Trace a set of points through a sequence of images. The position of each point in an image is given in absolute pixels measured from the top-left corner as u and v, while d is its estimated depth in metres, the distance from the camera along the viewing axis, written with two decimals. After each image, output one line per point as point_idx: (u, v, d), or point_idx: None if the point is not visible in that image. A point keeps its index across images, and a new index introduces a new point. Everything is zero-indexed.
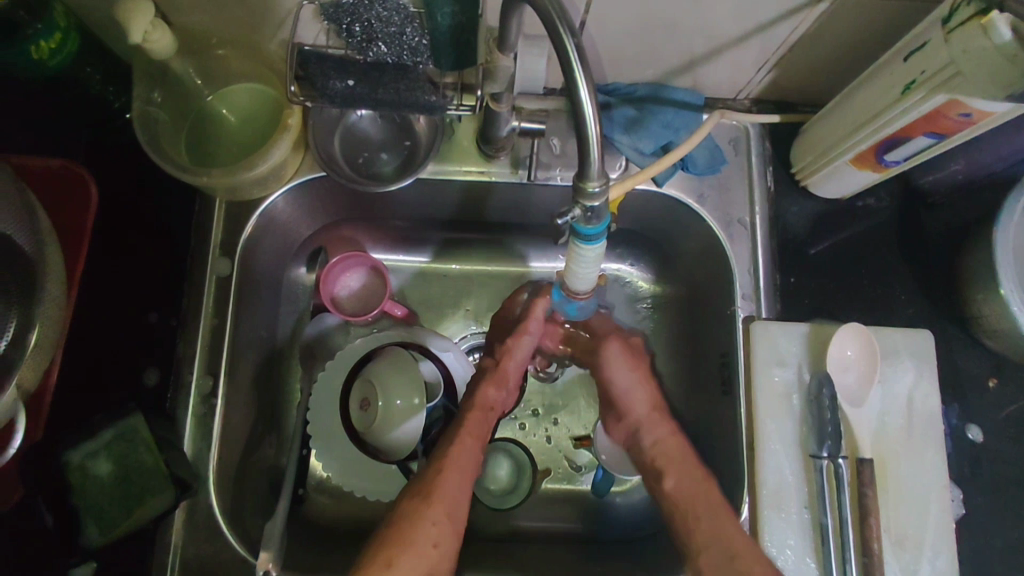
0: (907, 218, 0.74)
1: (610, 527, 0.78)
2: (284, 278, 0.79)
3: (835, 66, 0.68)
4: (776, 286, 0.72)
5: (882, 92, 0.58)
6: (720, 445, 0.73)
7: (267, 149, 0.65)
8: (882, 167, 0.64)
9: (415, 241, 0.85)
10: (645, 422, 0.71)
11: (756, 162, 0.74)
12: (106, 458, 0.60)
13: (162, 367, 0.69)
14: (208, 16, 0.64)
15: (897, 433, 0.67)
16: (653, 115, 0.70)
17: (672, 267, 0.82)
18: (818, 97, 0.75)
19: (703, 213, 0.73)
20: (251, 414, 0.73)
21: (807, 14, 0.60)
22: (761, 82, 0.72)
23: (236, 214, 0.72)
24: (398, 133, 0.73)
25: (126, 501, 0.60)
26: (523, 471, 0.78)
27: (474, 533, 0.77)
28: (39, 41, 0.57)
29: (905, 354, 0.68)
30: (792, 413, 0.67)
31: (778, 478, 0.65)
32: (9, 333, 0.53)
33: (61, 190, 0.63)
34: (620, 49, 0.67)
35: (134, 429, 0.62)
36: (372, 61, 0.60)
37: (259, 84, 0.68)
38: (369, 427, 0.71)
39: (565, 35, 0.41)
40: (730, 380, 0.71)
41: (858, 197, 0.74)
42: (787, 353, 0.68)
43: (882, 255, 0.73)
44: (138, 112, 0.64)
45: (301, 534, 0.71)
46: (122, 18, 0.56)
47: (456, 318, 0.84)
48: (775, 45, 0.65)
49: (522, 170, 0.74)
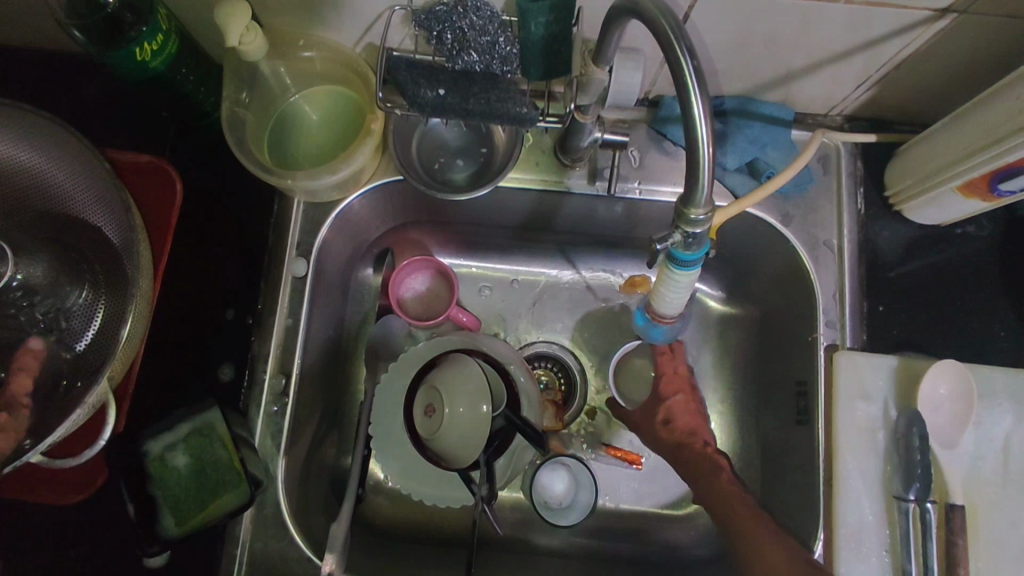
0: (1011, 248, 0.69)
1: (667, 552, 0.76)
2: (352, 279, 0.80)
3: (945, 85, 0.64)
4: (863, 314, 0.68)
5: (1005, 116, 0.54)
6: (788, 476, 0.70)
7: (351, 154, 0.65)
8: (994, 196, 0.60)
9: (481, 247, 0.84)
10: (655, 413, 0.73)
11: (846, 183, 0.71)
12: (183, 450, 0.62)
13: (239, 362, 0.70)
14: (295, 20, 0.64)
15: (991, 480, 0.63)
16: (739, 129, 0.68)
17: (746, 287, 0.78)
18: (919, 115, 0.70)
19: (787, 234, 0.71)
20: (318, 413, 0.74)
21: (923, 30, 0.56)
22: (859, 99, 0.68)
23: (314, 215, 0.72)
24: (475, 140, 0.72)
25: (202, 494, 0.62)
26: (582, 488, 0.76)
27: (531, 547, 0.76)
28: (143, 42, 0.57)
29: (1004, 395, 0.64)
30: (877, 449, 0.64)
31: (858, 519, 0.63)
32: (97, 320, 0.58)
33: (149, 183, 0.66)
34: (712, 61, 0.64)
35: (211, 425, 0.63)
36: (460, 70, 0.59)
37: (341, 87, 0.68)
38: (434, 434, 0.68)
39: (683, 55, 0.40)
40: (809, 410, 0.68)
41: (955, 224, 0.69)
42: (872, 386, 0.65)
43: (981, 286, 0.68)
44: (227, 113, 0.65)
45: (360, 537, 0.72)
46: (221, 22, 0.57)
47: (519, 328, 0.83)
48: (883, 61, 0.61)
49: (599, 181, 0.73)
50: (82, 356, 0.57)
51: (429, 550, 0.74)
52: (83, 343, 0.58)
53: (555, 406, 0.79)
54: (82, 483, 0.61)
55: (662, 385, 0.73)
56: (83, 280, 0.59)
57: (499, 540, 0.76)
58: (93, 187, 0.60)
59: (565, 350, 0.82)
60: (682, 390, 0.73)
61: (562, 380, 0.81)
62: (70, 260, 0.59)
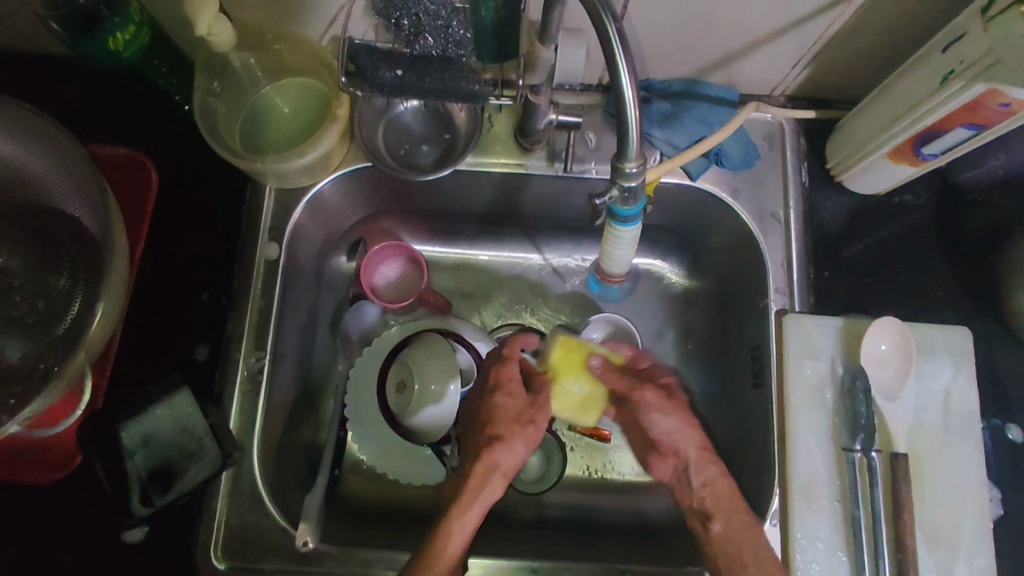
0: (946, 215, 0.73)
1: (637, 520, 0.78)
2: (325, 266, 0.82)
3: (872, 62, 0.69)
4: (810, 280, 0.72)
5: (921, 84, 0.58)
6: (745, 438, 0.73)
7: (316, 138, 0.69)
8: (920, 160, 0.64)
9: (450, 233, 0.87)
10: (679, 434, 0.67)
11: (791, 158, 0.75)
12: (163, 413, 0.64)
13: (213, 344, 0.72)
14: (263, 13, 0.68)
15: (933, 430, 0.66)
16: (687, 109, 0.72)
17: (703, 263, 0.82)
18: (855, 93, 0.75)
19: (736, 207, 0.74)
20: (293, 394, 0.76)
21: (844, 8, 0.61)
22: (797, 78, 0.73)
23: (285, 202, 0.75)
24: (439, 126, 0.75)
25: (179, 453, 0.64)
26: (553, 460, 0.79)
27: (505, 520, 0.78)
28: (115, 33, 0.61)
29: (942, 351, 0.68)
30: (825, 406, 0.67)
31: (810, 472, 0.66)
32: (74, 306, 0.61)
33: (126, 174, 0.69)
34: (656, 45, 0.68)
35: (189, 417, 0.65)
36: (418, 54, 0.62)
37: (308, 79, 0.72)
38: (404, 409, 0.71)
39: (607, 21, 0.44)
40: (762, 373, 0.71)
41: (893, 194, 0.74)
42: (820, 346, 0.68)
43: (917, 252, 0.72)
44: (198, 103, 0.69)
45: (335, 513, 0.74)
46: (189, 12, 0.60)
47: (490, 310, 0.86)
48: (813, 39, 0.66)
49: (558, 163, 0.76)
50: (63, 333, 0.60)
51: (402, 526, 0.76)
52: (62, 328, 0.60)
53: None
54: (61, 461, 0.64)
55: (643, 379, 0.72)
56: (62, 267, 0.62)
57: None
58: (67, 175, 0.63)
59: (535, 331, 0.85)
60: (660, 380, 0.73)
61: None
62: (50, 247, 0.62)
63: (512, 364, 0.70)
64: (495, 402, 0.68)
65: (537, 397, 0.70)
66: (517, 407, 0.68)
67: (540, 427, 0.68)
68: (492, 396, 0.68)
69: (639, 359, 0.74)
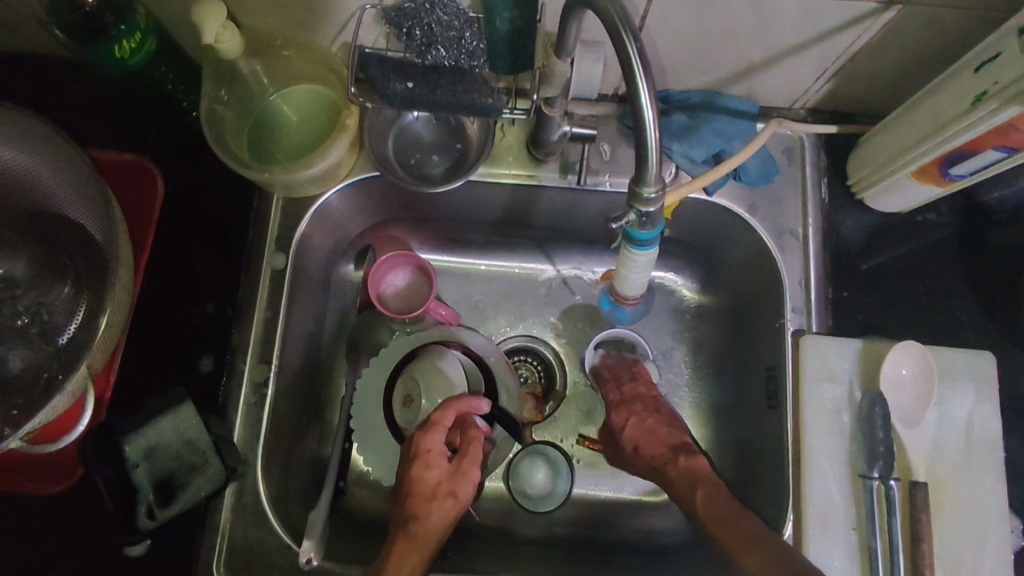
0: (971, 235, 0.71)
1: (644, 539, 0.77)
2: (332, 274, 0.81)
3: (897, 76, 0.66)
4: (828, 299, 0.70)
5: (949, 103, 0.56)
6: (758, 460, 0.71)
7: (325, 148, 0.67)
8: (946, 180, 0.62)
9: (460, 243, 0.86)
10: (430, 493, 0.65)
11: (810, 174, 0.73)
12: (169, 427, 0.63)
13: (218, 356, 0.71)
14: (272, 19, 0.66)
15: (953, 458, 0.64)
16: (705, 122, 0.70)
17: (717, 278, 0.80)
18: (878, 107, 0.72)
19: (753, 223, 0.72)
20: (299, 406, 0.75)
21: (872, 21, 0.59)
22: (819, 91, 0.71)
23: (292, 211, 0.74)
24: (450, 136, 0.74)
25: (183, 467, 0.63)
26: (561, 476, 0.76)
27: (511, 537, 0.77)
28: (121, 40, 0.60)
29: (964, 377, 0.66)
30: (843, 430, 0.66)
31: (826, 498, 0.64)
32: (79, 315, 0.60)
33: (131, 181, 0.68)
34: (674, 57, 0.66)
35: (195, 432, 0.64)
36: (429, 65, 0.60)
37: (317, 86, 0.70)
38: (411, 424, 0.70)
39: (628, 40, 0.42)
40: (778, 394, 0.69)
41: (916, 212, 0.71)
42: (838, 369, 0.67)
43: (940, 272, 0.70)
44: (205, 111, 0.67)
45: (341, 527, 0.73)
46: (197, 19, 0.59)
47: (498, 321, 0.84)
48: (838, 52, 0.64)
49: (571, 175, 0.74)
50: (67, 343, 0.59)
51: None
52: (67, 335, 0.60)
53: (535, 399, 0.80)
54: (65, 473, 0.63)
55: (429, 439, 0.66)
56: (66, 275, 0.61)
57: (479, 530, 0.77)
58: (71, 183, 0.62)
59: (543, 344, 0.84)
60: (469, 441, 0.67)
61: (541, 373, 0.83)
62: (54, 255, 0.62)
63: (436, 433, 0.66)
64: (412, 475, 0.65)
65: (459, 465, 0.66)
66: (436, 479, 0.65)
67: (460, 499, 0.65)
68: (411, 468, 0.66)
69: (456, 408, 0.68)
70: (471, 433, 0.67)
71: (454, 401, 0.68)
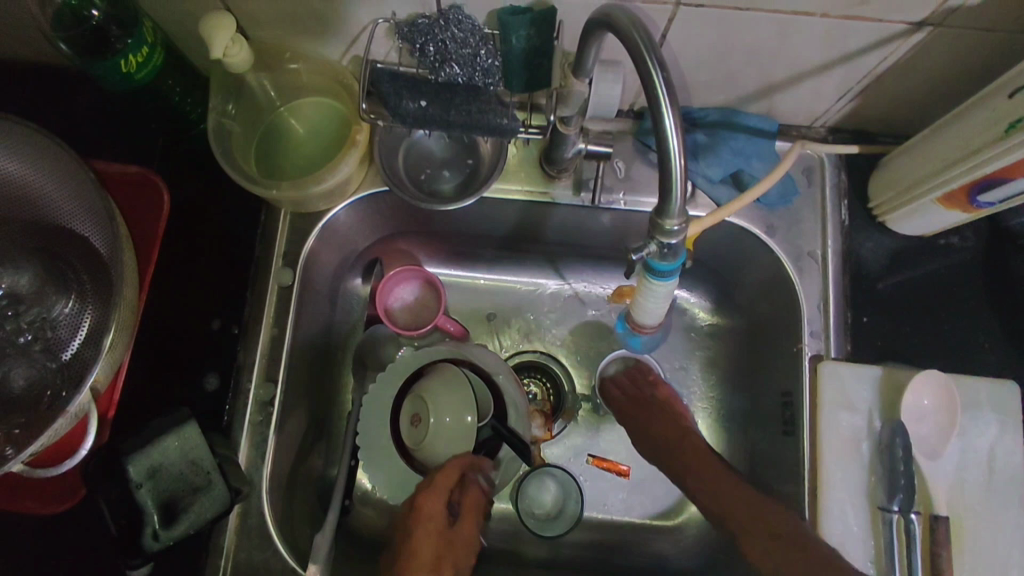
0: (996, 260, 0.69)
1: (654, 563, 0.76)
2: (340, 289, 0.80)
3: (922, 98, 0.65)
4: (847, 324, 0.68)
5: (978, 130, 0.55)
6: (772, 487, 0.70)
7: (335, 164, 0.66)
8: (973, 207, 0.60)
9: (469, 258, 0.84)
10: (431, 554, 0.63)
11: (830, 195, 0.71)
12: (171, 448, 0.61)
13: (223, 372, 0.70)
14: (282, 33, 0.65)
15: (976, 491, 0.63)
16: (724, 141, 0.68)
17: (731, 298, 0.79)
18: (901, 127, 0.71)
19: (771, 245, 0.71)
20: (304, 424, 0.74)
21: (900, 43, 0.57)
22: (841, 111, 0.69)
23: (300, 226, 0.74)
24: (462, 152, 0.72)
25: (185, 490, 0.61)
26: (570, 499, 0.75)
27: (519, 559, 0.76)
28: (128, 55, 0.58)
29: (988, 407, 0.64)
30: (861, 461, 0.64)
31: (843, 531, 0.63)
32: (83, 330, 0.59)
33: (136, 194, 0.66)
34: (693, 76, 0.64)
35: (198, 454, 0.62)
36: (443, 82, 0.59)
37: (327, 100, 0.69)
38: (420, 444, 0.67)
39: (653, 68, 0.41)
40: (794, 421, 0.68)
41: (939, 235, 0.70)
42: (857, 398, 0.65)
43: (964, 298, 0.68)
44: (213, 124, 0.65)
45: (346, 548, 0.72)
46: (205, 34, 0.57)
47: (508, 338, 0.83)
48: (862, 73, 0.62)
49: (584, 192, 0.73)
50: (67, 362, 0.58)
51: None
52: (70, 353, 0.58)
53: (544, 417, 0.78)
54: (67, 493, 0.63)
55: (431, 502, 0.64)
56: (70, 291, 0.60)
57: (486, 552, 0.76)
58: (77, 197, 0.60)
59: (553, 361, 0.82)
60: (468, 504, 0.65)
61: (550, 391, 0.80)
62: (58, 270, 0.60)
63: (438, 496, 0.64)
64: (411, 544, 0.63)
65: (456, 531, 0.65)
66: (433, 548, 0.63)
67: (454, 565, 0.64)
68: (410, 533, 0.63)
69: (459, 469, 0.65)
70: (472, 494, 0.65)
71: (459, 463, 0.65)
